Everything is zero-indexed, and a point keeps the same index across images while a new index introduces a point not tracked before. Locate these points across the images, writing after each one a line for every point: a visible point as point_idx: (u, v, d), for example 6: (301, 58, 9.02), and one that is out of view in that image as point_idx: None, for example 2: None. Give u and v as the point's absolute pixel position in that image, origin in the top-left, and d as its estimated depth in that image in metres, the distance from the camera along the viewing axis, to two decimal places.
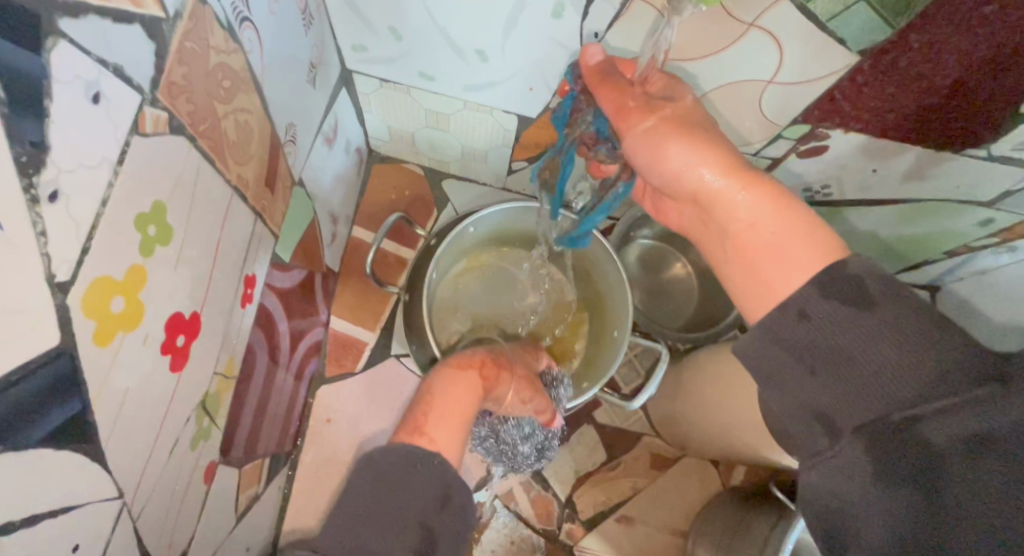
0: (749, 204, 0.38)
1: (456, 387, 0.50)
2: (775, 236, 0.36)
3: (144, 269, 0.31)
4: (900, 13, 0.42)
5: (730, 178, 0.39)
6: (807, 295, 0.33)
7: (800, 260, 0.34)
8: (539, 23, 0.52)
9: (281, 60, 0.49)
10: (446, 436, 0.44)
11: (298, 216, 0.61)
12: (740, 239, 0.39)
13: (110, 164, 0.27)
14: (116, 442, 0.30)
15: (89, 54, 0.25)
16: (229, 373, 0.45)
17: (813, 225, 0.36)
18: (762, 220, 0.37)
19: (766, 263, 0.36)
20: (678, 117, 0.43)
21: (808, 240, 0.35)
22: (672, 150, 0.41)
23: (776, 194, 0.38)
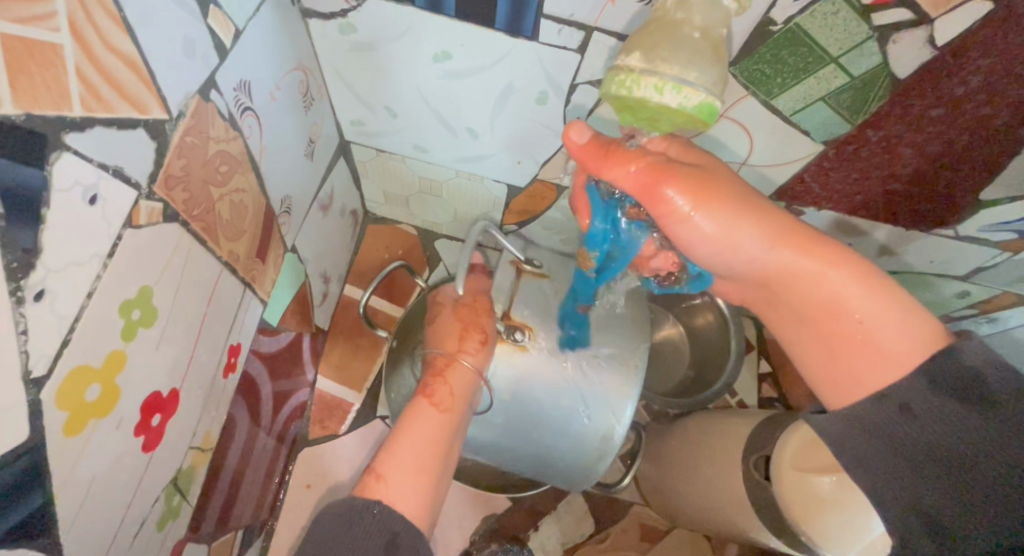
0: (841, 283, 0.39)
1: (426, 431, 0.47)
2: (864, 325, 0.38)
3: (125, 353, 0.33)
4: (858, 112, 0.44)
5: (807, 255, 0.39)
6: (914, 390, 0.35)
7: (898, 345, 0.37)
8: (526, 107, 0.55)
9: (281, 138, 0.51)
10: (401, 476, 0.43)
11: (287, 281, 0.63)
12: (824, 322, 0.40)
13: (99, 259, 0.28)
14: (76, 529, 0.32)
15: (91, 160, 0.27)
16: (204, 447, 0.48)
17: (909, 309, 0.38)
18: (859, 303, 0.39)
19: (859, 355, 0.39)
20: (727, 189, 0.39)
21: (904, 320, 0.38)
22: (711, 216, 0.38)
23: (864, 272, 0.39)
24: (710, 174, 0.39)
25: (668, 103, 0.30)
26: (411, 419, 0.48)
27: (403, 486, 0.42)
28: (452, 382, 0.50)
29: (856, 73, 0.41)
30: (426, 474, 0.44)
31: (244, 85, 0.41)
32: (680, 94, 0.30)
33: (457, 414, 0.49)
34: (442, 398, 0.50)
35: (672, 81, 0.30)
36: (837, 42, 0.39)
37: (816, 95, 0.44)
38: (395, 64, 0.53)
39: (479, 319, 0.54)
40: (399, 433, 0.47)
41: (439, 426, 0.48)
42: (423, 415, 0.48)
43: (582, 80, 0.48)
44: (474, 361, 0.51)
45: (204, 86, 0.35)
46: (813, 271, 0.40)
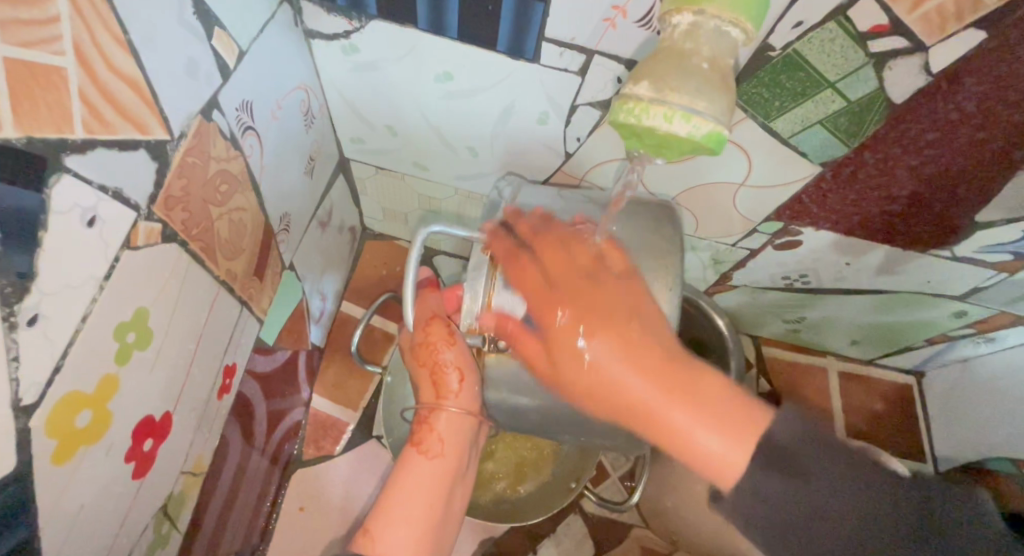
0: (686, 421, 0.36)
1: (421, 483, 0.48)
2: (701, 437, 0.35)
3: (118, 377, 0.32)
4: (856, 135, 0.45)
5: (664, 392, 0.37)
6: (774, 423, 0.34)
7: (718, 429, 0.35)
8: (526, 127, 0.55)
9: (280, 157, 0.51)
10: (397, 541, 0.44)
11: (284, 300, 0.62)
12: (667, 441, 0.37)
13: (96, 282, 0.28)
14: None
15: (91, 182, 0.26)
16: (196, 470, 0.47)
17: (728, 410, 0.35)
18: (709, 445, 0.35)
19: (679, 439, 0.36)
20: (613, 298, 0.39)
21: (729, 427, 0.35)
22: (570, 313, 0.39)
23: (685, 384, 0.37)
24: (635, 330, 0.38)
25: (677, 131, 0.30)
26: (405, 470, 0.49)
27: (402, 532, 0.45)
28: (442, 429, 0.50)
29: (853, 97, 0.41)
30: (425, 521, 0.46)
31: (246, 105, 0.41)
32: (689, 123, 0.30)
33: (451, 458, 0.50)
34: (432, 445, 0.50)
35: (681, 111, 0.30)
36: (834, 68, 0.39)
37: (814, 118, 0.44)
38: (395, 83, 0.53)
39: (443, 359, 0.49)
40: (393, 489, 0.48)
41: (432, 471, 0.49)
42: (415, 469, 0.49)
43: (582, 101, 0.48)
44: (454, 404, 0.50)
45: (206, 105, 0.35)
46: (649, 402, 0.37)
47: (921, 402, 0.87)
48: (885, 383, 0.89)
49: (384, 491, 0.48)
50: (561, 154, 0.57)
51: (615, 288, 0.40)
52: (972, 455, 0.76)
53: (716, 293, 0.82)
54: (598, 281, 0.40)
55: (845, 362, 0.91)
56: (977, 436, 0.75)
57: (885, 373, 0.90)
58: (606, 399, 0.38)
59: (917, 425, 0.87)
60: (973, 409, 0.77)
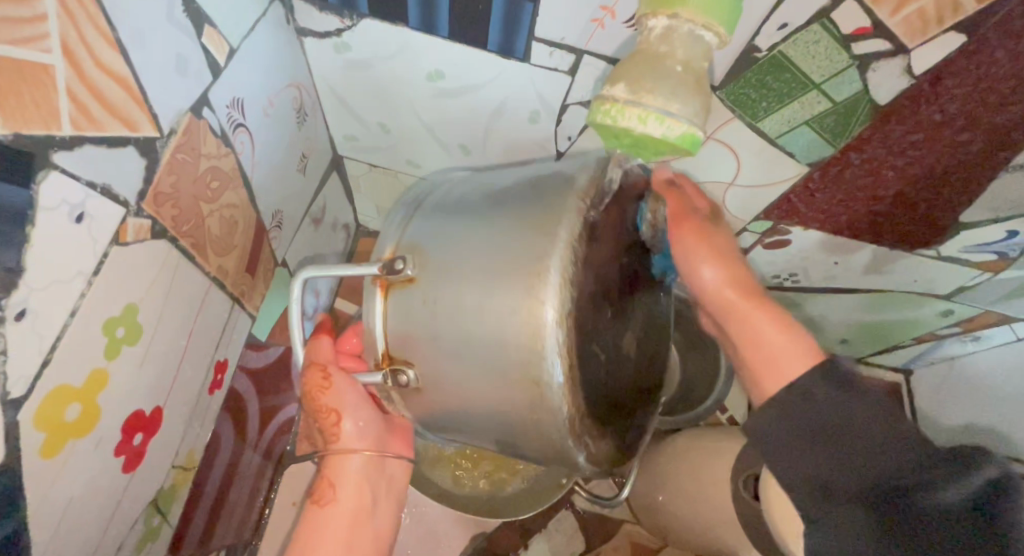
0: (773, 335, 0.38)
1: (322, 538, 0.44)
2: (772, 349, 0.38)
3: (107, 371, 0.32)
4: (841, 136, 0.45)
5: (749, 302, 0.40)
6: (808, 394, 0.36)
7: (788, 357, 0.37)
8: (517, 125, 0.55)
9: (272, 154, 0.51)
10: None
11: (277, 296, 0.63)
12: (744, 341, 0.40)
13: (84, 277, 0.28)
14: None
15: (79, 179, 0.27)
16: (187, 465, 0.48)
17: (802, 336, 0.38)
18: (771, 338, 0.38)
19: (763, 356, 0.38)
20: (723, 236, 0.43)
21: (795, 340, 0.38)
22: (716, 267, 0.41)
23: (778, 314, 0.40)
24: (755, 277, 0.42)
25: (651, 132, 0.31)
26: (308, 524, 0.45)
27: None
28: (347, 471, 0.46)
29: (838, 99, 0.42)
30: None
31: (237, 102, 0.41)
32: (663, 124, 0.30)
33: (354, 502, 0.46)
34: (326, 494, 0.46)
35: (655, 112, 0.30)
36: (819, 69, 0.40)
37: (801, 119, 0.45)
38: (387, 81, 0.53)
39: (324, 403, 0.45)
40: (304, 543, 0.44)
41: (336, 519, 0.45)
42: (315, 522, 0.45)
43: (573, 100, 0.49)
44: (357, 443, 0.46)
45: (196, 103, 0.35)
46: (744, 312, 0.40)
47: (910, 399, 0.88)
48: (876, 381, 0.90)
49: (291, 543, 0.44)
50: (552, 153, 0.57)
51: (724, 224, 0.44)
52: (958, 451, 0.77)
53: None
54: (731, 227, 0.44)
55: None
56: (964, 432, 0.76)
57: (875, 372, 0.90)
58: (716, 302, 0.42)
59: (907, 423, 0.88)
60: (960, 406, 0.78)
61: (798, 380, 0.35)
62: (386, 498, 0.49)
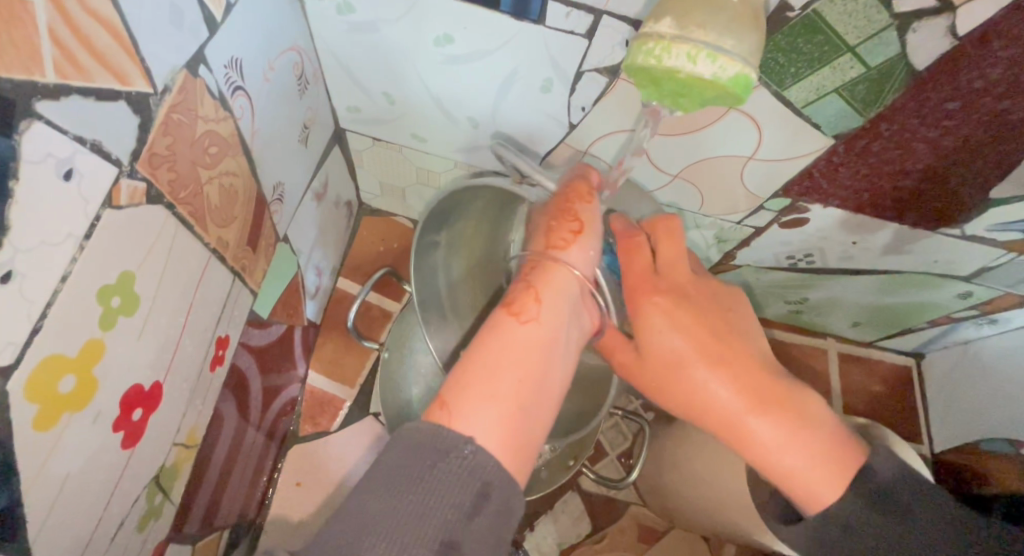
0: (775, 439, 0.40)
1: (513, 351, 0.36)
2: (796, 470, 0.39)
3: (103, 343, 0.31)
4: (871, 105, 0.43)
5: (752, 413, 0.40)
6: (855, 511, 0.38)
7: (814, 471, 0.39)
8: (528, 95, 0.53)
9: (272, 122, 0.49)
10: (488, 415, 0.33)
11: (278, 273, 0.61)
12: (763, 460, 0.40)
13: (75, 240, 0.26)
14: (45, 538, 0.30)
15: (65, 132, 0.25)
16: (189, 443, 0.46)
17: (826, 447, 0.39)
18: (796, 468, 0.39)
19: (787, 471, 0.39)
20: (697, 312, 0.43)
21: (815, 454, 0.39)
22: (702, 363, 0.41)
23: (794, 426, 0.40)
24: (735, 377, 0.41)
25: (701, 71, 0.29)
26: (493, 332, 0.37)
27: (488, 407, 0.33)
28: (547, 293, 0.39)
29: (872, 63, 0.39)
30: (518, 405, 0.34)
31: (235, 62, 0.39)
32: (715, 63, 0.29)
33: (550, 325, 0.38)
34: (527, 307, 0.38)
35: (707, 49, 0.29)
36: (855, 30, 0.37)
37: (829, 86, 0.42)
38: (392, 47, 0.51)
39: (577, 208, 0.41)
40: (490, 348, 0.36)
41: (530, 338, 0.37)
42: (500, 329, 0.37)
43: (588, 67, 0.46)
44: (574, 263, 0.40)
45: (192, 60, 0.33)
46: (762, 441, 0.40)
47: (920, 383, 0.86)
48: (885, 364, 0.89)
49: (463, 359, 0.36)
50: (564, 125, 0.55)
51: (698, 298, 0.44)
52: (968, 436, 0.76)
53: (718, 273, 0.80)
54: (692, 304, 0.43)
55: (846, 344, 0.90)
56: (978, 416, 0.74)
57: (885, 355, 0.89)
58: (713, 421, 0.42)
59: (916, 407, 0.86)
60: (973, 391, 0.76)
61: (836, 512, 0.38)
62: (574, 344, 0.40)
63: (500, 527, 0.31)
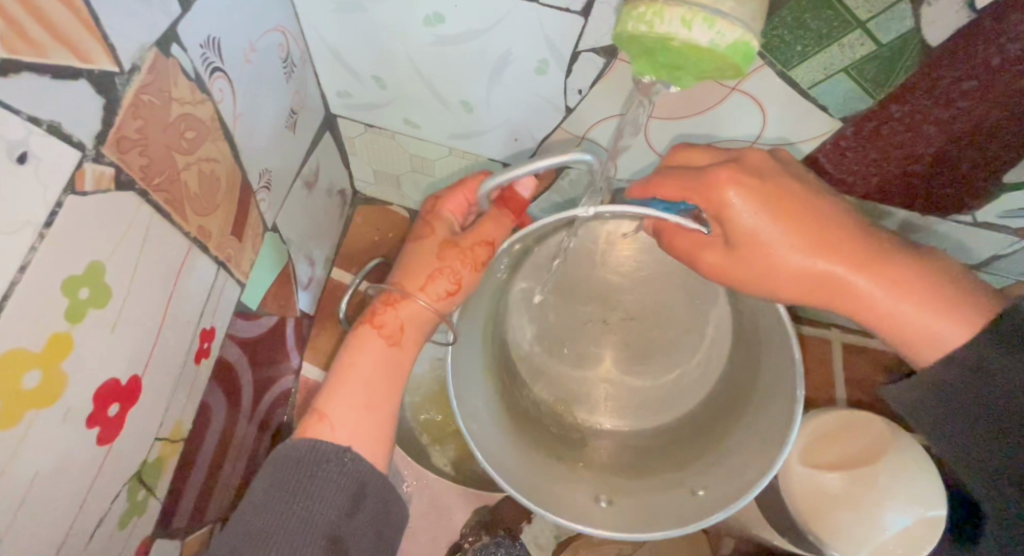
0: (884, 296, 0.39)
1: (371, 361, 0.44)
2: (904, 314, 0.39)
3: (72, 336, 0.29)
4: (883, 85, 0.41)
5: (863, 271, 0.39)
6: (979, 350, 0.36)
7: (930, 314, 0.38)
8: (523, 77, 0.51)
9: (257, 106, 0.47)
10: (347, 418, 0.41)
11: (268, 263, 0.59)
12: (863, 314, 0.41)
13: (34, 228, 0.25)
14: (14, 540, 0.28)
15: (18, 112, 0.23)
16: (174, 438, 0.45)
17: (935, 292, 0.39)
18: (920, 318, 0.39)
19: (892, 317, 0.40)
20: (778, 181, 0.40)
21: (932, 303, 0.38)
22: (801, 245, 0.39)
23: (898, 274, 0.39)
24: (831, 243, 0.39)
25: (698, 37, 0.27)
26: (362, 343, 0.45)
27: (349, 415, 0.42)
28: (405, 315, 0.46)
29: (884, 39, 0.37)
30: (367, 411, 0.42)
31: (213, 42, 0.37)
32: (711, 28, 0.27)
33: (408, 346, 0.46)
34: (394, 330, 0.46)
35: (702, 13, 0.26)
36: (866, 5, 0.35)
37: (839, 65, 0.40)
38: (381, 27, 0.49)
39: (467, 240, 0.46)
40: (347, 369, 0.44)
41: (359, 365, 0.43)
42: (370, 344, 0.45)
43: (585, 47, 0.44)
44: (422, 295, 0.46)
45: (163, 38, 0.31)
46: (863, 290, 0.40)
47: None
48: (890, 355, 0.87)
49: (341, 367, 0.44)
50: (561, 109, 0.53)
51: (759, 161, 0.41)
52: None
53: None
54: (769, 180, 0.40)
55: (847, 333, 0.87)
56: None
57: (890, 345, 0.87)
58: (800, 285, 0.41)
59: None
60: None
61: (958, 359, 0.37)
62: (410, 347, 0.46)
63: (379, 519, 0.38)
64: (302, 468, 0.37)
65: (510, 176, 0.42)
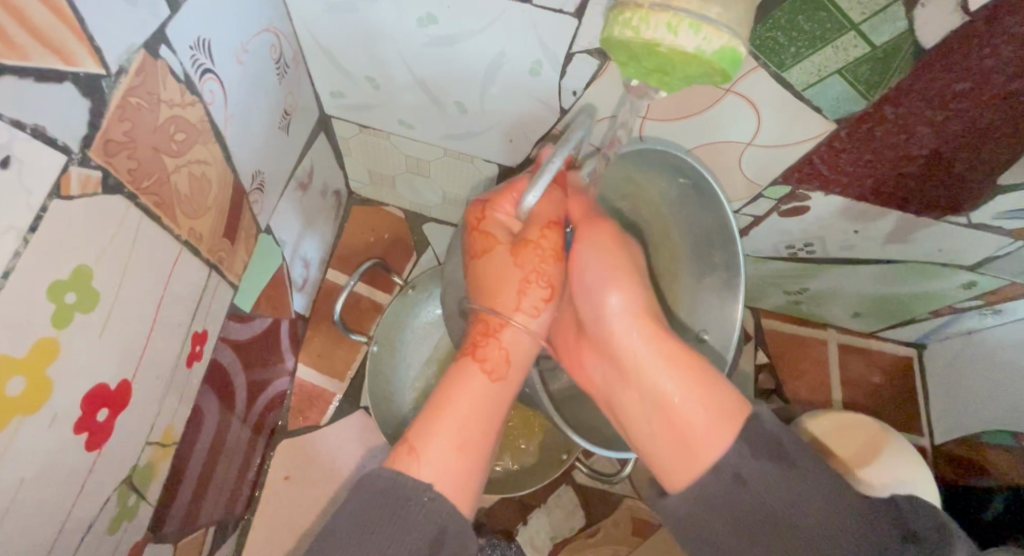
0: (676, 398, 0.40)
1: (469, 400, 0.40)
2: (688, 424, 0.39)
3: (58, 342, 0.29)
4: (877, 86, 0.41)
5: (666, 366, 0.41)
6: (739, 456, 0.36)
7: (713, 426, 0.38)
8: (517, 78, 0.51)
9: (249, 107, 0.47)
10: (441, 456, 0.37)
11: (262, 265, 0.59)
12: (662, 421, 0.40)
13: (17, 233, 0.24)
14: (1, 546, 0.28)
15: (1, 116, 0.23)
16: (165, 441, 0.44)
17: (711, 390, 0.39)
18: (695, 416, 0.38)
19: (684, 431, 0.39)
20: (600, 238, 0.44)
21: (715, 402, 0.38)
22: (596, 361, 0.46)
23: (698, 376, 0.40)
24: (628, 359, 0.43)
25: (684, 44, 0.27)
26: (460, 379, 0.41)
27: (444, 454, 0.38)
28: (508, 343, 0.42)
29: (877, 42, 0.37)
30: (473, 456, 0.39)
31: (203, 43, 0.37)
32: (698, 34, 0.26)
33: (514, 382, 0.42)
34: (498, 364, 0.41)
35: (689, 19, 0.26)
36: (859, 6, 0.35)
37: (832, 67, 0.40)
38: (374, 28, 0.49)
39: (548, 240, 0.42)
40: (441, 404, 0.40)
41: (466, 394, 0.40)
42: (470, 383, 0.40)
43: (578, 48, 0.44)
44: (521, 319, 0.42)
45: (151, 39, 0.31)
46: (663, 399, 0.40)
47: (923, 374, 0.85)
48: (885, 356, 0.86)
49: (433, 404, 0.40)
50: (555, 111, 0.53)
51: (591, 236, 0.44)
52: (971, 428, 0.75)
53: None
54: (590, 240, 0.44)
55: (845, 335, 0.88)
56: (981, 408, 0.73)
57: (886, 346, 0.87)
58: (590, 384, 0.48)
59: (917, 398, 0.85)
60: (975, 382, 0.75)
61: (730, 460, 0.36)
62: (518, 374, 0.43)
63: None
64: (385, 499, 0.33)
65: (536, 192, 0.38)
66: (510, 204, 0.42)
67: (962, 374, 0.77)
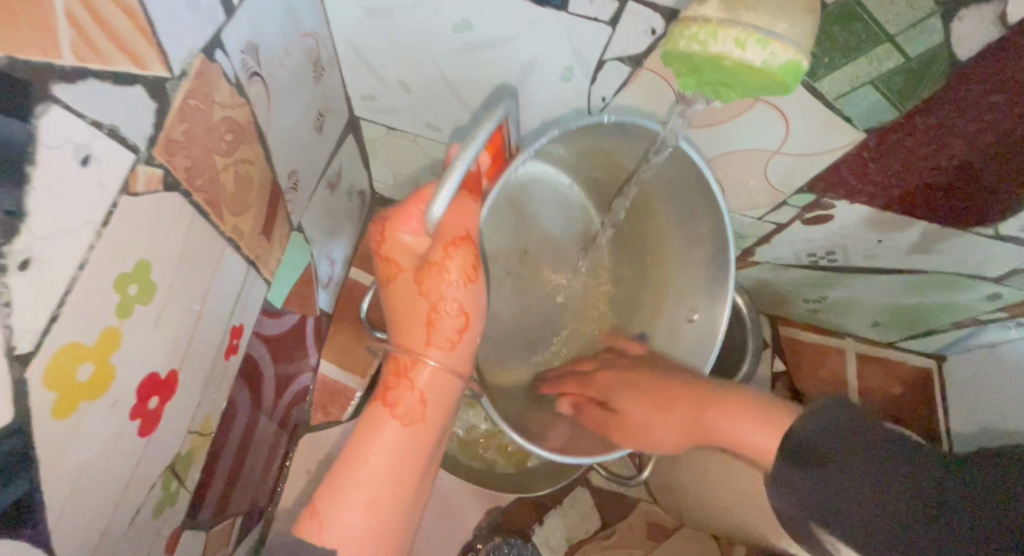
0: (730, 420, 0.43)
1: (381, 453, 0.39)
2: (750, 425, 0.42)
3: (120, 331, 0.30)
4: (909, 98, 0.41)
5: (710, 407, 0.46)
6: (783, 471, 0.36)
7: (753, 426, 0.41)
8: (547, 85, 0.52)
9: (288, 108, 0.48)
10: (350, 521, 0.38)
11: (292, 262, 0.60)
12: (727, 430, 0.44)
13: (92, 227, 0.26)
14: (64, 526, 0.29)
15: (84, 117, 0.24)
16: (204, 431, 0.46)
17: (750, 412, 0.42)
18: (742, 432, 0.42)
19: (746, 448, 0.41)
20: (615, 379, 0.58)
21: (750, 416, 0.42)
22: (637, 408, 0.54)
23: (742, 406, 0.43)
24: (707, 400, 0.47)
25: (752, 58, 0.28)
26: (372, 433, 0.40)
27: (355, 513, 0.38)
28: (423, 383, 0.40)
29: (912, 53, 0.38)
30: (386, 510, 0.39)
31: (252, 48, 0.38)
32: (765, 49, 0.28)
33: (432, 422, 0.42)
34: (410, 408, 0.40)
35: (757, 34, 0.28)
36: (895, 18, 0.36)
37: (865, 77, 0.41)
38: (409, 33, 0.50)
39: (443, 259, 0.40)
40: (353, 460, 0.39)
41: (383, 451, 0.39)
42: (382, 437, 0.40)
43: (611, 55, 0.45)
44: (434, 354, 0.41)
45: (209, 44, 0.33)
46: (710, 423, 0.45)
47: (941, 385, 0.85)
48: (903, 366, 0.86)
49: (338, 464, 0.39)
50: (583, 116, 0.54)
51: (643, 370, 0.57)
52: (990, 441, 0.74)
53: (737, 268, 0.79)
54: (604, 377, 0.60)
55: (864, 344, 0.88)
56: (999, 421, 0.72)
57: (904, 356, 0.87)
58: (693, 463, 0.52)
59: (936, 408, 0.84)
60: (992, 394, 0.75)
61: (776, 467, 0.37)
62: (436, 410, 0.42)
63: None
64: None
65: (440, 206, 0.36)
66: (412, 222, 0.40)
67: (981, 386, 0.77)
